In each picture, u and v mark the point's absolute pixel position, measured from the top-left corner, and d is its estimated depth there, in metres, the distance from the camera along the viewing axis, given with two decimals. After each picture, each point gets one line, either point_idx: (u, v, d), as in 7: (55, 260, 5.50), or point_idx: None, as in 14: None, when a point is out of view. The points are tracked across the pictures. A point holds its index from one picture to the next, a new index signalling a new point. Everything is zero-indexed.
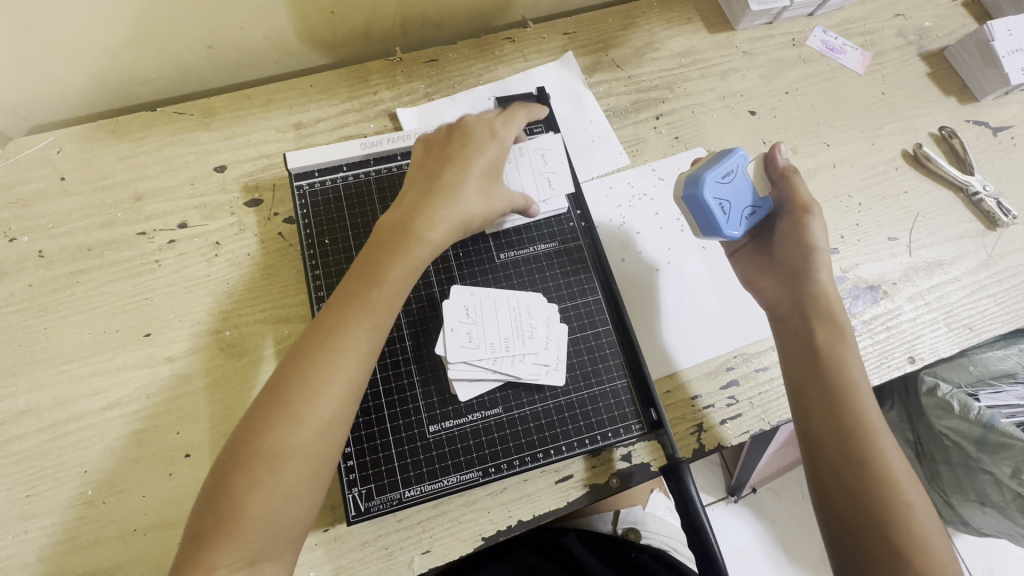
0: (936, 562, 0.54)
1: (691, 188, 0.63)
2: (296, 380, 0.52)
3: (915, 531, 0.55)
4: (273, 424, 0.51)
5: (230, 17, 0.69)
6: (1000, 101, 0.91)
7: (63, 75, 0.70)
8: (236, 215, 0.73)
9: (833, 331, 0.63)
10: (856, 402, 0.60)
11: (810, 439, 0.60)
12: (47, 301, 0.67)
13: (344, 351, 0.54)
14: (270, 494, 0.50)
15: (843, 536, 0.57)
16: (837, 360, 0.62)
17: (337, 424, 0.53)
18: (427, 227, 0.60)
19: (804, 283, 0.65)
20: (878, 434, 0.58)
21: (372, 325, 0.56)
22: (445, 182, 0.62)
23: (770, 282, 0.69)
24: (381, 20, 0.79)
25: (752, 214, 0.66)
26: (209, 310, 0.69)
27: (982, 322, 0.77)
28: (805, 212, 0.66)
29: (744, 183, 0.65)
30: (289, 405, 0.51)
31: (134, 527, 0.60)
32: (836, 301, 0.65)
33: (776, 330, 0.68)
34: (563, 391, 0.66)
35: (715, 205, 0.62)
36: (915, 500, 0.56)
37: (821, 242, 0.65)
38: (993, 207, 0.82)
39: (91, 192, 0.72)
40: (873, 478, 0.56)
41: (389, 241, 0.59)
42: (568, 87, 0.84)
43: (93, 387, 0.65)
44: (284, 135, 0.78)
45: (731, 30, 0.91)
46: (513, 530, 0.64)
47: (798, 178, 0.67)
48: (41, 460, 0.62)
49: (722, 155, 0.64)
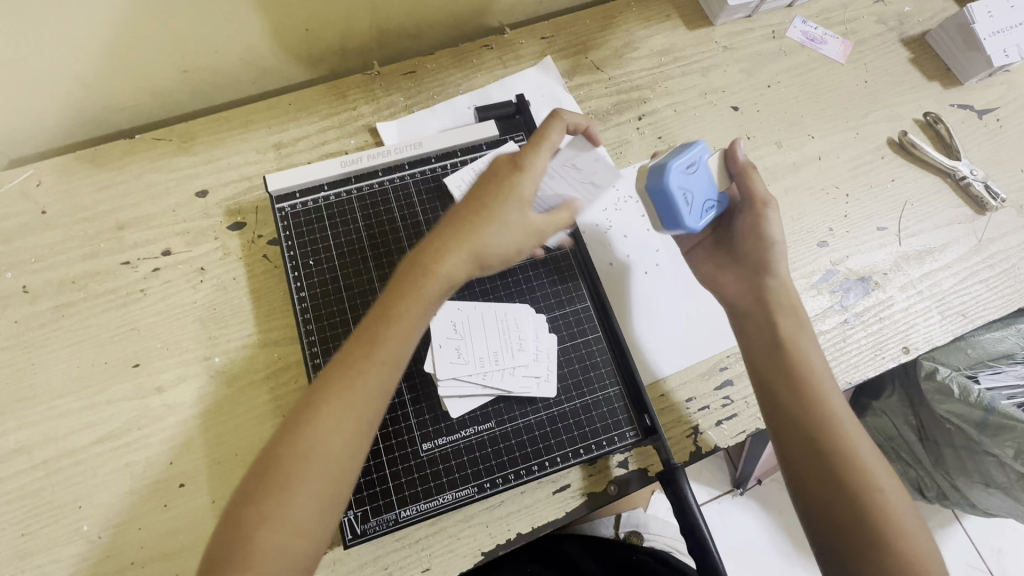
0: (915, 544, 0.53)
1: (657, 177, 0.62)
2: (306, 417, 0.51)
3: (892, 514, 0.54)
4: (283, 457, 0.50)
5: (203, 41, 0.69)
6: (984, 83, 0.90)
7: (38, 108, 0.69)
8: (220, 239, 0.73)
9: (795, 323, 0.63)
10: (821, 392, 0.59)
11: (783, 430, 0.59)
12: (33, 336, 0.67)
13: (354, 389, 0.52)
14: (279, 530, 0.49)
15: (823, 527, 0.55)
16: (801, 350, 0.61)
17: (345, 458, 0.51)
18: (446, 264, 0.55)
19: (763, 278, 0.66)
20: (845, 421, 0.57)
21: (387, 363, 0.53)
22: (467, 212, 0.58)
23: (731, 278, 0.68)
24: (356, 34, 0.78)
25: (713, 208, 0.65)
26: (197, 336, 0.69)
27: (975, 308, 0.77)
28: (765, 207, 0.66)
29: (706, 176, 0.65)
30: (299, 439, 0.50)
31: (132, 560, 0.60)
32: (794, 293, 0.65)
33: (737, 325, 0.67)
34: (555, 402, 0.66)
35: (681, 196, 0.61)
36: (888, 485, 0.55)
37: (778, 236, 0.66)
38: (982, 191, 0.82)
39: (72, 225, 0.72)
40: (847, 463, 0.55)
41: (408, 274, 0.55)
42: (548, 92, 0.84)
43: (83, 422, 0.64)
44: (265, 156, 0.78)
45: (710, 25, 0.90)
46: (513, 543, 0.63)
47: (755, 172, 0.67)
48: (35, 498, 0.61)
49: (687, 146, 0.64)
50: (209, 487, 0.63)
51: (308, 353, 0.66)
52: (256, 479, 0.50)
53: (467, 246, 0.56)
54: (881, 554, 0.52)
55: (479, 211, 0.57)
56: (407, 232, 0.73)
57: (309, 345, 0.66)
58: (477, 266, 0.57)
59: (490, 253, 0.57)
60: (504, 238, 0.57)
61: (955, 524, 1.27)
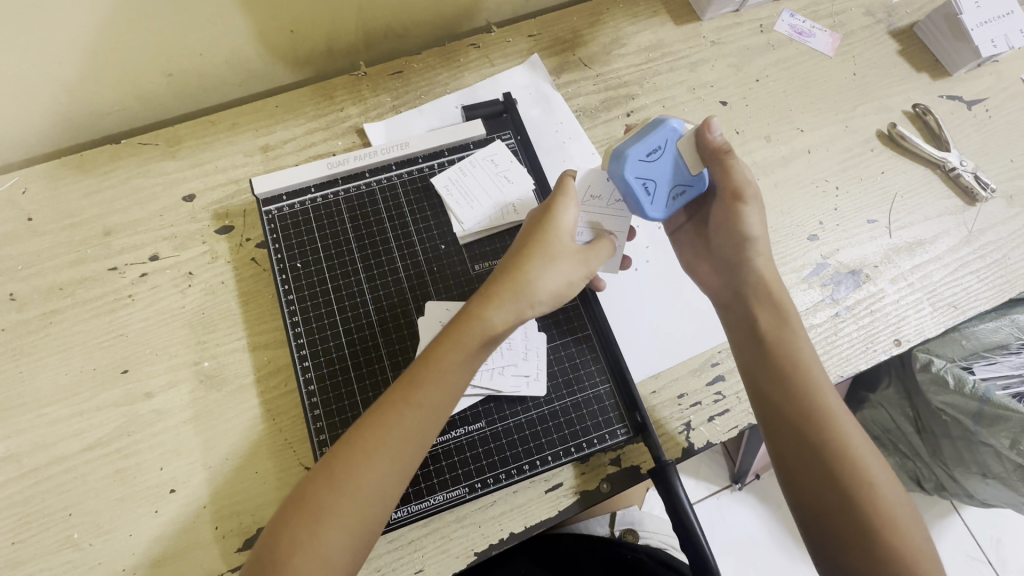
0: (905, 534, 0.53)
1: (613, 167, 0.61)
2: (348, 452, 0.52)
3: (882, 502, 0.53)
4: (321, 488, 0.51)
5: (187, 45, 0.68)
6: (973, 74, 0.90)
7: (22, 115, 0.69)
8: (207, 243, 0.73)
9: (778, 316, 0.61)
10: (807, 388, 0.57)
11: (770, 427, 0.58)
12: (21, 344, 0.67)
13: (394, 428, 0.52)
14: (310, 560, 0.48)
15: (813, 518, 0.55)
16: (786, 344, 0.60)
17: (382, 497, 0.52)
18: (492, 308, 0.56)
19: (743, 269, 0.63)
20: (834, 413, 0.56)
21: (431, 406, 0.54)
22: (515, 253, 0.58)
23: (708, 268, 0.68)
24: (342, 35, 0.78)
25: (684, 193, 0.62)
26: (186, 341, 0.68)
27: (966, 299, 0.77)
28: (738, 200, 0.62)
29: (675, 159, 0.61)
30: (337, 472, 0.51)
31: (123, 567, 0.60)
32: (777, 283, 0.63)
33: (722, 318, 0.66)
34: (545, 401, 0.66)
35: (637, 186, 0.60)
36: (877, 475, 0.54)
37: (756, 232, 0.63)
38: (971, 181, 0.82)
39: (59, 231, 0.72)
40: (837, 459, 0.54)
41: (456, 319, 0.56)
42: (536, 90, 0.84)
43: (72, 429, 0.64)
44: (252, 159, 0.77)
45: (697, 20, 0.90)
46: (506, 543, 0.63)
47: (732, 157, 0.60)
48: (24, 506, 0.61)
49: (652, 128, 0.61)
50: (200, 492, 0.63)
51: (297, 356, 0.66)
52: (294, 506, 0.51)
53: (511, 289, 0.56)
54: (873, 547, 0.52)
55: (524, 255, 0.58)
56: (395, 234, 0.72)
57: (298, 349, 0.66)
58: (521, 311, 0.57)
59: (535, 296, 0.57)
60: (548, 281, 0.57)
61: (954, 515, 1.27)
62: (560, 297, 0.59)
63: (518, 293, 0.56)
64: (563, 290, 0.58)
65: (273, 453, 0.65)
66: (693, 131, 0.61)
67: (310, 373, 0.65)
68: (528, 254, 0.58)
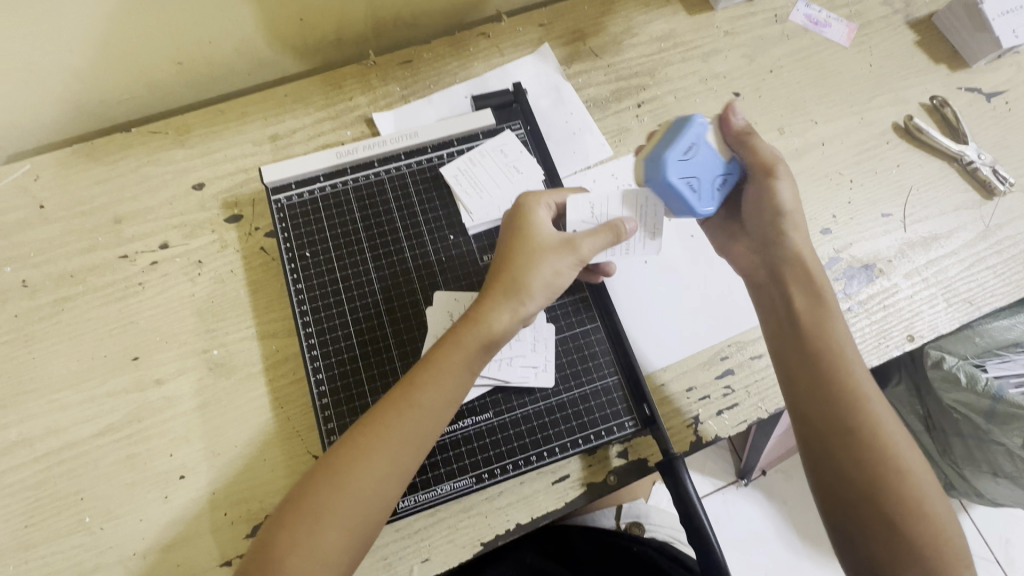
0: (935, 526, 0.52)
1: (652, 173, 0.59)
2: (346, 452, 0.52)
3: (911, 493, 0.53)
4: (321, 487, 0.51)
5: (196, 33, 0.68)
6: (993, 66, 0.88)
7: (34, 103, 0.69)
8: (217, 232, 0.73)
9: (817, 300, 0.59)
10: (846, 378, 0.56)
11: (801, 415, 0.57)
12: (34, 330, 0.67)
13: (395, 429, 0.53)
14: (306, 559, 0.49)
15: (839, 506, 0.54)
16: (822, 329, 0.58)
17: (379, 497, 0.51)
18: (485, 309, 0.56)
19: (776, 248, 0.62)
20: (868, 400, 0.55)
21: (431, 409, 0.54)
22: (502, 255, 0.59)
23: (743, 250, 0.66)
24: (351, 25, 0.77)
25: (725, 182, 0.61)
26: (196, 329, 0.69)
27: (982, 295, 0.76)
28: (770, 175, 0.60)
29: (709, 151, 0.60)
30: (337, 471, 0.51)
31: (133, 552, 0.60)
32: (816, 266, 0.61)
33: (755, 299, 0.65)
34: (553, 392, 0.66)
35: (683, 187, 0.58)
36: (911, 463, 0.54)
37: (790, 205, 0.61)
38: (989, 175, 0.80)
39: (70, 218, 0.72)
40: (866, 448, 0.54)
41: (456, 324, 0.57)
42: (547, 80, 0.83)
43: (84, 415, 0.65)
44: (261, 148, 0.77)
45: (710, 9, 0.88)
46: (512, 533, 0.63)
47: (757, 138, 0.61)
48: (36, 490, 0.62)
49: (679, 128, 0.59)
50: (208, 479, 0.63)
51: (306, 346, 0.66)
52: (292, 503, 0.51)
53: (499, 290, 0.57)
54: (898, 536, 0.52)
55: (509, 255, 0.58)
56: (404, 223, 0.72)
57: (307, 338, 0.66)
58: (511, 308, 0.56)
59: (526, 291, 0.57)
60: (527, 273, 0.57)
61: (962, 514, 1.25)
62: (552, 289, 0.58)
63: (509, 290, 0.57)
64: (553, 281, 0.58)
65: (282, 442, 0.65)
66: (716, 118, 0.62)
67: (319, 363, 0.65)
68: (512, 252, 0.58)
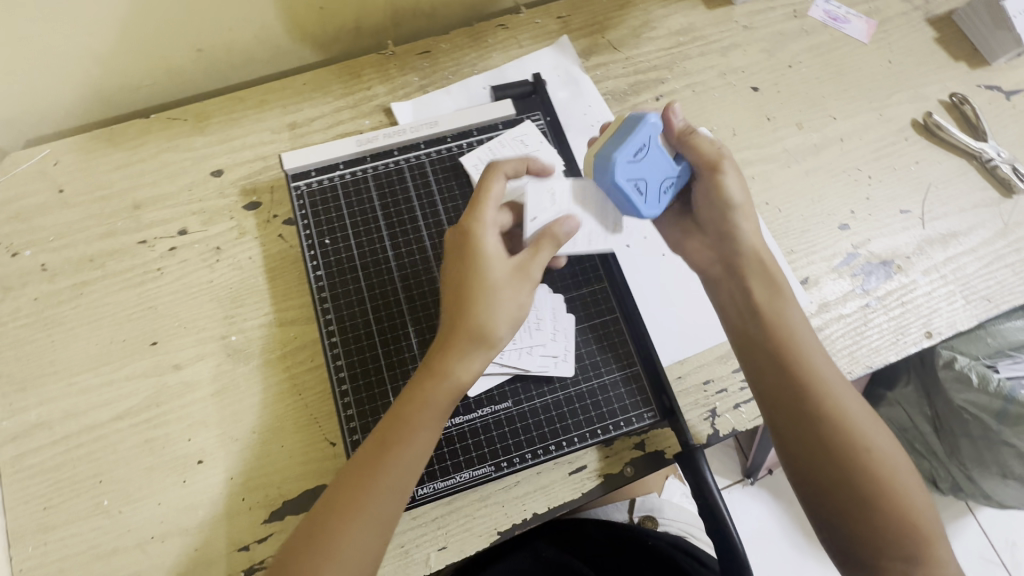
0: (911, 506, 0.53)
1: (601, 173, 0.60)
2: (327, 514, 0.52)
3: (882, 474, 0.53)
4: (309, 557, 0.50)
5: (218, 18, 0.68)
6: (1013, 64, 0.87)
7: (55, 87, 0.69)
8: (235, 219, 0.73)
9: (774, 289, 0.60)
10: (810, 377, 0.56)
11: (772, 407, 0.57)
12: (53, 314, 0.68)
13: (372, 489, 0.52)
14: None
15: (816, 495, 0.54)
16: (779, 317, 0.59)
17: (364, 554, 0.51)
18: (449, 360, 0.55)
19: (730, 240, 0.62)
20: (829, 389, 0.56)
21: (407, 464, 0.54)
22: (459, 295, 0.56)
23: (698, 245, 0.65)
24: (371, 14, 0.77)
25: (673, 185, 0.62)
26: (214, 315, 0.69)
27: (1001, 293, 0.75)
28: (715, 169, 0.60)
29: (661, 153, 0.61)
30: (322, 537, 0.51)
31: (151, 535, 0.61)
32: (768, 255, 0.61)
33: (712, 294, 0.64)
34: (572, 382, 0.66)
35: (629, 188, 0.60)
36: (878, 444, 0.54)
37: (738, 196, 0.61)
38: (1008, 172, 0.80)
39: (89, 203, 0.72)
40: (832, 434, 0.54)
41: (419, 376, 0.56)
42: (566, 72, 0.83)
43: (102, 399, 0.65)
44: (279, 136, 0.77)
45: (729, 4, 0.88)
46: (529, 523, 0.63)
47: (698, 136, 0.62)
48: (55, 472, 0.62)
49: (630, 128, 0.60)
50: (226, 464, 0.63)
51: (325, 332, 0.66)
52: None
53: (462, 334, 0.55)
54: (873, 517, 0.52)
55: (468, 294, 0.56)
56: (423, 212, 0.72)
57: (326, 324, 0.66)
58: (477, 354, 0.55)
59: (489, 334, 0.55)
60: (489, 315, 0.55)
61: (969, 516, 1.25)
62: (516, 322, 0.56)
63: (473, 337, 0.55)
64: (516, 317, 0.56)
65: (299, 429, 0.65)
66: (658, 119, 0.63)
67: (338, 349, 0.66)
68: (469, 291, 0.56)
